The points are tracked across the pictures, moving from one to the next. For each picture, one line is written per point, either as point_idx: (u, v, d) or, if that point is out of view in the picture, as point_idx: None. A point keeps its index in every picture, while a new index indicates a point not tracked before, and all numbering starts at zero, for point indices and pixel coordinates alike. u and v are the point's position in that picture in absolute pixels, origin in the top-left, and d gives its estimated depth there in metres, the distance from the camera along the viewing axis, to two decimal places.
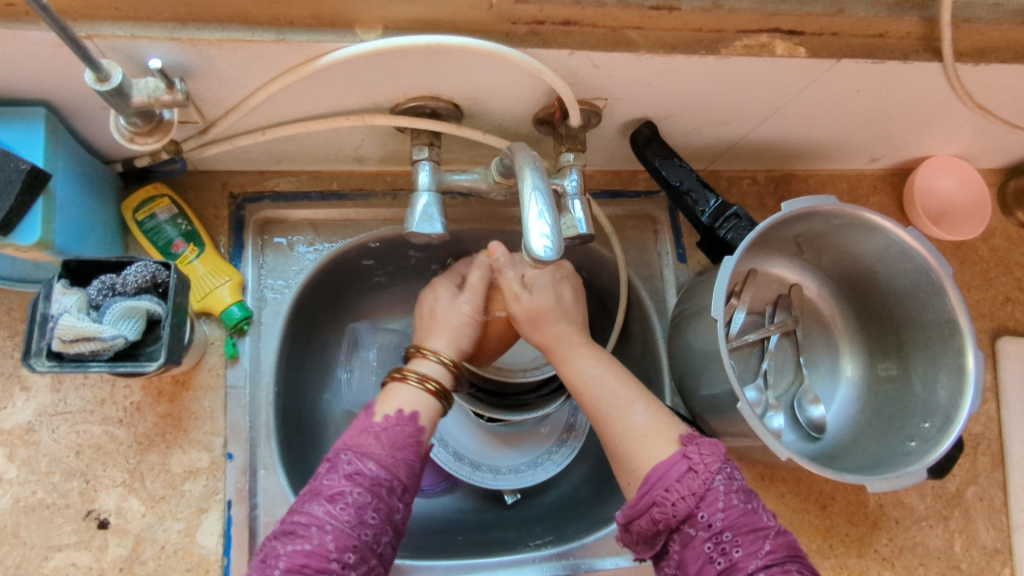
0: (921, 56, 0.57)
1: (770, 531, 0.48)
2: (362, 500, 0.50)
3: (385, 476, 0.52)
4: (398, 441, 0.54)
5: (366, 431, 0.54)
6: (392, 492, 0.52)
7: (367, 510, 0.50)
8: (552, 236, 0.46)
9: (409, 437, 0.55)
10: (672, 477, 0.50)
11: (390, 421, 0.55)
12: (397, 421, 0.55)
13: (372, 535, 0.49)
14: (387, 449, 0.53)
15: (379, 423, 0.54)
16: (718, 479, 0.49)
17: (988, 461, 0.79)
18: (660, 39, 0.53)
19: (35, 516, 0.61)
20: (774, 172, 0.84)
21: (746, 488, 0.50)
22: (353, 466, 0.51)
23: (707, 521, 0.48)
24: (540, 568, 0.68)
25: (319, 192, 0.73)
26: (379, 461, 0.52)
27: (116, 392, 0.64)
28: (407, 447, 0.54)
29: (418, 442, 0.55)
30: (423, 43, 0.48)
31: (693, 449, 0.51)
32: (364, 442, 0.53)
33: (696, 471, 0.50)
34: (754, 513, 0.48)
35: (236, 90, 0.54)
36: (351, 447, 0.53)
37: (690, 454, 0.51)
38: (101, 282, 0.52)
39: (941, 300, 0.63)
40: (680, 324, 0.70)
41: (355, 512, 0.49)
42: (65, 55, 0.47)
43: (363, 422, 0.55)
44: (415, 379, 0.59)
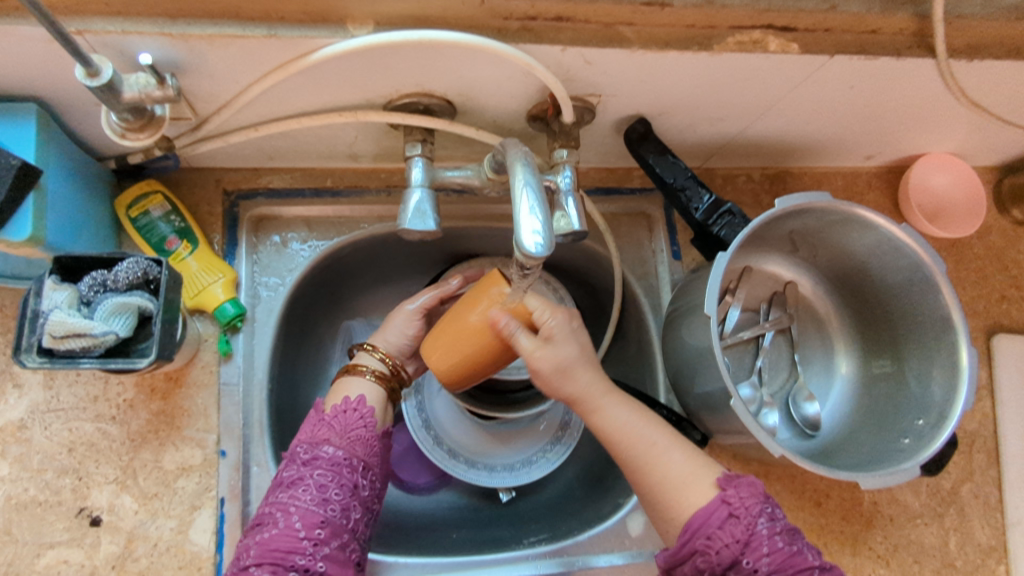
0: (914, 52, 0.57)
1: (815, 570, 0.48)
2: (322, 480, 0.52)
3: (343, 455, 0.54)
4: (350, 423, 0.56)
5: (319, 421, 0.56)
6: (353, 469, 0.54)
7: (329, 488, 0.52)
8: (543, 232, 0.46)
9: (362, 417, 0.56)
10: (714, 523, 0.49)
11: (339, 407, 0.57)
12: (346, 405, 0.57)
13: (339, 511, 0.52)
14: (340, 432, 0.55)
15: (329, 410, 0.57)
16: (761, 522, 0.49)
17: (983, 459, 0.79)
18: (653, 35, 0.53)
19: (27, 514, 0.61)
20: (769, 170, 0.84)
21: (788, 527, 0.50)
22: (310, 453, 0.54)
23: (752, 567, 0.47)
24: (535, 566, 0.68)
25: (313, 189, 0.73)
26: (335, 444, 0.54)
27: (109, 389, 0.64)
28: (361, 426, 0.56)
29: (372, 420, 0.57)
30: (414, 38, 0.48)
31: (732, 493, 0.50)
32: (318, 430, 0.55)
33: (738, 516, 0.49)
34: (800, 554, 0.48)
35: (228, 86, 0.54)
36: (306, 436, 0.55)
37: (733, 498, 0.50)
38: (92, 278, 0.52)
39: (934, 297, 0.63)
40: (675, 321, 0.70)
41: (317, 492, 0.51)
42: (55, 50, 0.47)
43: (315, 413, 0.57)
44: (366, 371, 0.62)
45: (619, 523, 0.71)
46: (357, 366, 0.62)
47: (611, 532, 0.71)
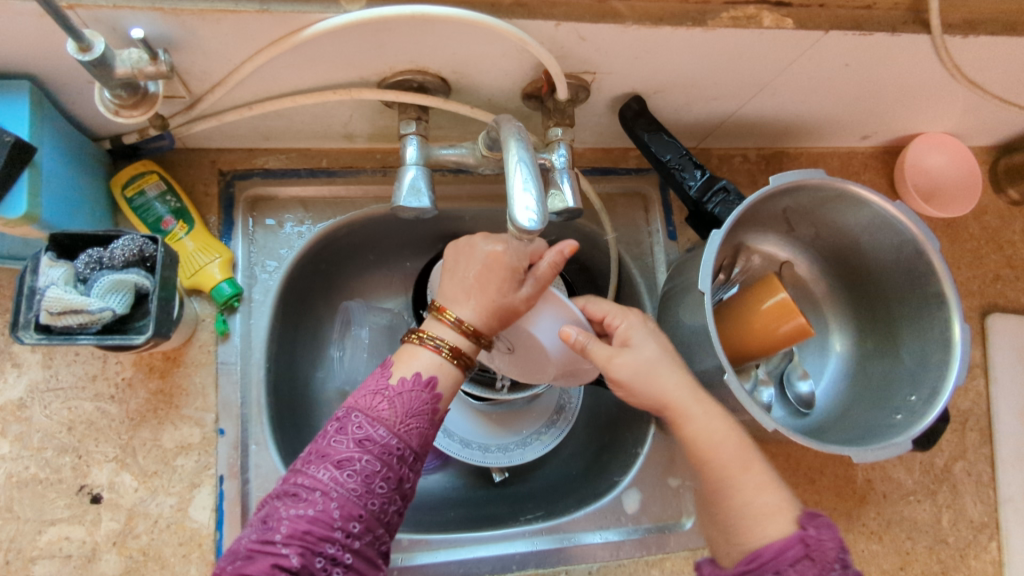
0: (908, 28, 0.57)
1: None
2: (370, 470, 0.47)
3: (397, 445, 0.49)
4: (411, 407, 0.50)
5: (380, 394, 0.50)
6: (403, 461, 0.49)
7: (375, 479, 0.47)
8: (537, 209, 0.46)
9: (425, 404, 0.51)
10: (784, 560, 0.45)
11: (407, 384, 0.51)
12: (414, 386, 0.51)
13: (378, 505, 0.47)
14: (398, 416, 0.50)
15: (395, 385, 0.51)
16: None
17: (976, 436, 0.80)
18: (647, 10, 0.53)
19: (28, 491, 0.61)
20: (765, 150, 0.84)
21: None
22: (364, 431, 0.48)
23: None
24: (530, 542, 0.69)
25: (309, 169, 0.73)
26: (391, 427, 0.49)
27: (108, 368, 0.65)
28: (423, 414, 0.51)
29: (435, 409, 0.51)
30: (407, 13, 0.47)
31: (812, 533, 0.46)
32: (377, 405, 0.50)
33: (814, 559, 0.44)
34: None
35: (221, 64, 0.54)
36: (362, 409, 0.50)
37: (807, 530, 0.46)
38: (88, 255, 0.53)
39: (927, 272, 0.64)
40: (669, 303, 0.70)
41: (362, 480, 0.47)
42: (47, 26, 0.46)
43: (377, 382, 0.51)
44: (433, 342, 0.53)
45: (614, 501, 0.72)
46: (427, 335, 0.54)
47: (606, 510, 0.72)
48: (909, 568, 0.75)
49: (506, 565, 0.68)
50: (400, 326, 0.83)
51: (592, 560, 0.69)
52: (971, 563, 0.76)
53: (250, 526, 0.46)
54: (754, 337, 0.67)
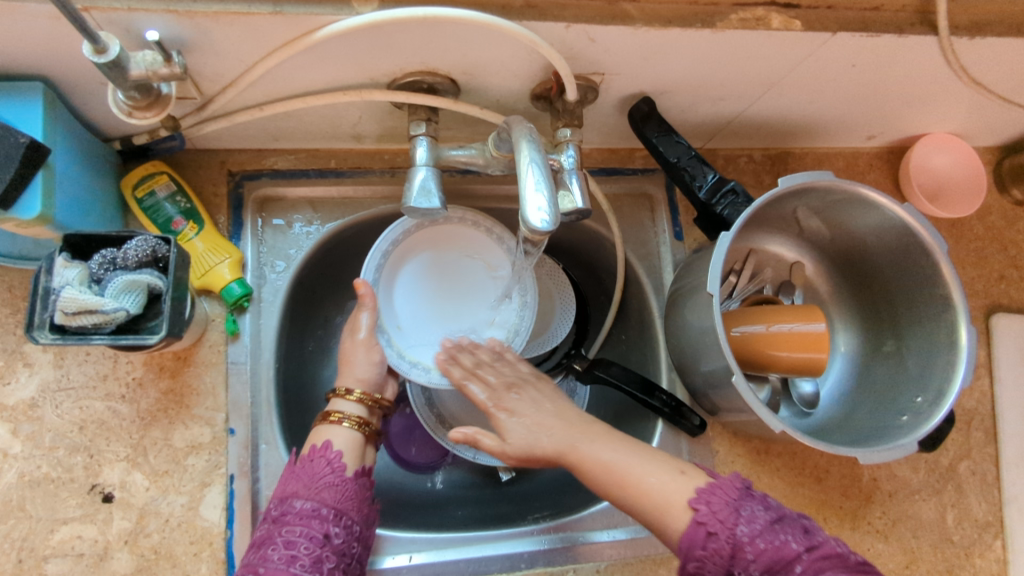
0: (916, 29, 0.58)
1: (803, 557, 0.48)
2: (290, 536, 0.53)
3: (311, 507, 0.55)
4: (316, 474, 0.57)
5: (290, 474, 0.58)
6: (322, 520, 0.55)
7: (298, 544, 0.53)
8: (548, 210, 0.47)
9: (327, 467, 0.58)
10: (698, 548, 0.50)
11: (307, 457, 0.59)
12: (313, 453, 0.59)
13: (308, 564, 0.52)
14: (308, 486, 0.57)
15: (298, 461, 0.59)
16: (739, 530, 0.50)
17: (981, 436, 0.80)
18: (656, 12, 0.54)
19: (41, 490, 0.61)
20: (771, 150, 0.84)
21: (769, 521, 0.50)
22: (280, 509, 0.55)
23: (745, 573, 0.49)
24: (536, 541, 0.70)
25: (317, 170, 0.73)
26: (304, 496, 0.56)
27: (118, 367, 0.65)
28: (329, 474, 0.58)
29: (340, 467, 0.58)
30: (420, 15, 0.48)
31: (704, 511, 0.51)
32: (288, 484, 0.57)
33: (716, 533, 0.50)
34: (784, 546, 0.49)
35: (234, 65, 0.54)
36: (278, 493, 0.57)
37: (702, 512, 0.51)
38: (102, 256, 0.53)
39: (934, 275, 0.64)
40: (675, 303, 0.71)
41: (285, 549, 0.52)
42: (62, 28, 0.47)
43: (287, 469, 0.59)
44: (342, 418, 0.62)
45: None
46: (336, 414, 0.62)
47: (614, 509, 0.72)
48: (915, 567, 0.75)
49: (514, 564, 0.68)
50: None
51: (599, 558, 0.69)
52: (976, 561, 0.76)
53: None
54: (753, 361, 0.68)
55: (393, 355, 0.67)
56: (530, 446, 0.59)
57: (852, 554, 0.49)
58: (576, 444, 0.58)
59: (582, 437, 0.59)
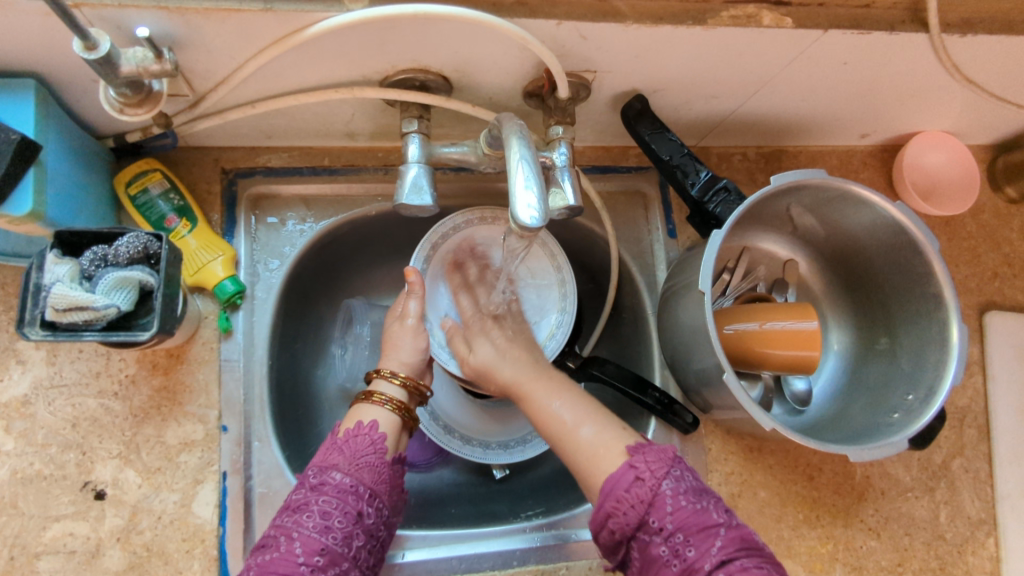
0: (907, 27, 0.58)
1: (721, 528, 0.47)
2: (326, 508, 0.51)
3: (349, 482, 0.53)
4: (359, 450, 0.55)
5: (332, 447, 0.56)
6: (359, 497, 0.53)
7: (333, 516, 0.51)
8: (539, 206, 0.47)
9: (370, 444, 0.56)
10: (621, 488, 0.48)
11: (352, 431, 0.57)
12: (357, 430, 0.57)
13: (340, 539, 0.50)
14: (349, 459, 0.55)
15: (342, 434, 0.57)
16: (666, 483, 0.48)
17: (973, 433, 0.80)
18: (647, 9, 0.54)
19: (33, 487, 0.62)
20: (764, 148, 0.85)
21: (696, 487, 0.49)
22: (318, 478, 0.53)
23: (659, 526, 0.47)
24: (530, 538, 0.70)
25: (310, 168, 0.73)
26: (344, 470, 0.54)
27: (111, 364, 0.65)
28: (371, 452, 0.56)
29: (383, 447, 0.57)
30: (410, 12, 0.48)
31: (639, 458, 0.50)
32: (330, 455, 0.55)
33: (644, 479, 0.48)
34: (704, 512, 0.47)
35: (226, 62, 0.54)
36: (317, 461, 0.55)
37: (638, 462, 0.49)
38: (93, 253, 0.53)
39: (926, 273, 0.64)
40: (668, 301, 0.71)
41: (321, 519, 0.50)
42: (53, 24, 0.47)
43: (330, 438, 0.57)
44: (384, 400, 0.60)
45: None
46: (376, 395, 0.61)
47: None
48: (907, 564, 0.75)
49: (507, 561, 0.68)
50: None
51: (592, 555, 0.70)
52: (969, 559, 0.77)
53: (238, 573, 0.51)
54: (745, 357, 0.68)
55: (434, 344, 0.69)
56: (491, 372, 0.63)
57: (767, 549, 0.47)
58: (522, 379, 0.61)
59: (534, 374, 0.61)
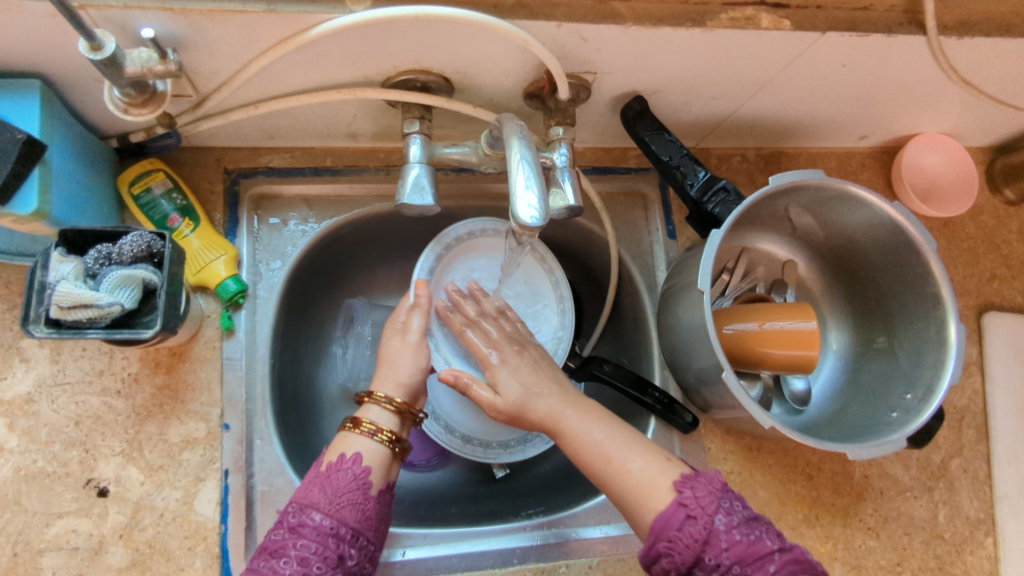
0: (904, 29, 0.58)
1: (775, 555, 0.49)
2: (305, 552, 0.51)
3: (330, 524, 0.53)
4: (339, 488, 0.55)
5: (313, 482, 0.56)
6: (339, 539, 0.53)
7: (312, 561, 0.51)
8: (539, 206, 0.47)
9: (351, 482, 0.56)
10: (673, 527, 0.50)
11: (332, 467, 0.57)
12: (339, 464, 0.57)
13: None
14: (329, 498, 0.55)
15: (323, 470, 0.57)
16: (718, 519, 0.50)
17: (972, 434, 0.81)
18: (646, 11, 0.54)
19: (36, 484, 0.62)
20: (764, 150, 0.85)
21: (745, 518, 0.51)
22: (297, 518, 0.53)
23: (716, 563, 0.49)
24: (530, 537, 0.70)
25: (313, 168, 0.74)
26: (324, 512, 0.54)
27: (114, 363, 0.65)
28: (353, 489, 0.56)
29: (365, 483, 0.56)
30: (412, 14, 0.48)
31: (688, 494, 0.52)
32: (311, 493, 0.55)
33: (695, 516, 0.50)
34: (758, 542, 0.49)
35: (229, 63, 0.55)
36: (298, 498, 0.55)
37: (688, 500, 0.51)
38: (97, 251, 0.54)
39: (924, 273, 0.65)
40: (668, 300, 0.71)
41: (299, 565, 0.50)
42: (59, 26, 0.47)
43: (312, 474, 0.57)
44: (372, 430, 0.60)
45: None
46: (362, 424, 0.60)
47: (606, 505, 0.72)
48: (906, 564, 0.75)
49: (507, 559, 0.69)
50: None
51: (592, 554, 0.70)
52: (967, 558, 0.77)
53: None
54: (745, 357, 0.69)
55: (441, 361, 0.68)
56: (523, 408, 0.61)
57: (815, 564, 0.50)
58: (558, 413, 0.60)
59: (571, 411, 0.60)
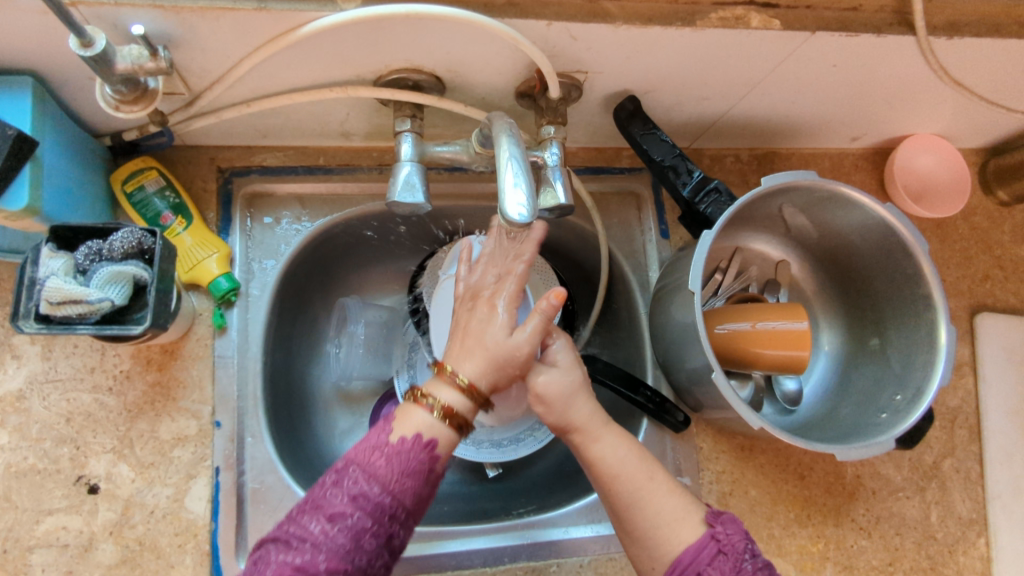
0: (894, 29, 0.59)
1: None
2: (359, 526, 0.45)
3: (390, 503, 0.47)
4: (408, 465, 0.48)
5: (378, 446, 0.49)
6: (394, 520, 0.47)
7: (363, 536, 0.45)
8: (528, 204, 0.48)
9: (421, 464, 0.49)
10: (702, 562, 0.49)
11: (407, 442, 0.49)
12: (414, 441, 0.49)
13: (366, 562, 0.45)
14: (394, 472, 0.48)
15: (394, 441, 0.49)
16: (748, 559, 0.49)
17: (964, 434, 0.81)
18: (636, 10, 0.55)
19: (27, 481, 0.62)
20: (757, 150, 0.85)
21: (768, 564, 0.51)
22: (357, 484, 0.46)
23: None
24: (521, 536, 0.70)
25: (306, 167, 0.74)
26: (385, 485, 0.47)
27: (106, 360, 0.66)
28: (421, 471, 0.48)
29: (433, 468, 0.49)
30: (402, 11, 0.49)
31: (721, 530, 0.51)
32: (375, 458, 0.48)
33: (726, 553, 0.49)
34: None
35: (220, 61, 0.55)
36: (360, 460, 0.48)
37: (719, 536, 0.50)
38: (88, 247, 0.54)
39: (915, 273, 0.65)
40: (660, 300, 0.71)
41: (350, 537, 0.45)
42: (50, 22, 0.48)
43: (377, 436, 0.49)
44: (433, 406, 0.51)
45: None
46: (427, 396, 0.51)
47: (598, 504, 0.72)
48: (897, 564, 0.75)
49: (497, 558, 0.69)
50: (394, 324, 0.85)
51: (583, 553, 0.70)
52: (960, 559, 0.77)
53: (244, 568, 0.46)
54: (736, 357, 0.69)
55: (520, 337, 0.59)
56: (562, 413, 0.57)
57: None
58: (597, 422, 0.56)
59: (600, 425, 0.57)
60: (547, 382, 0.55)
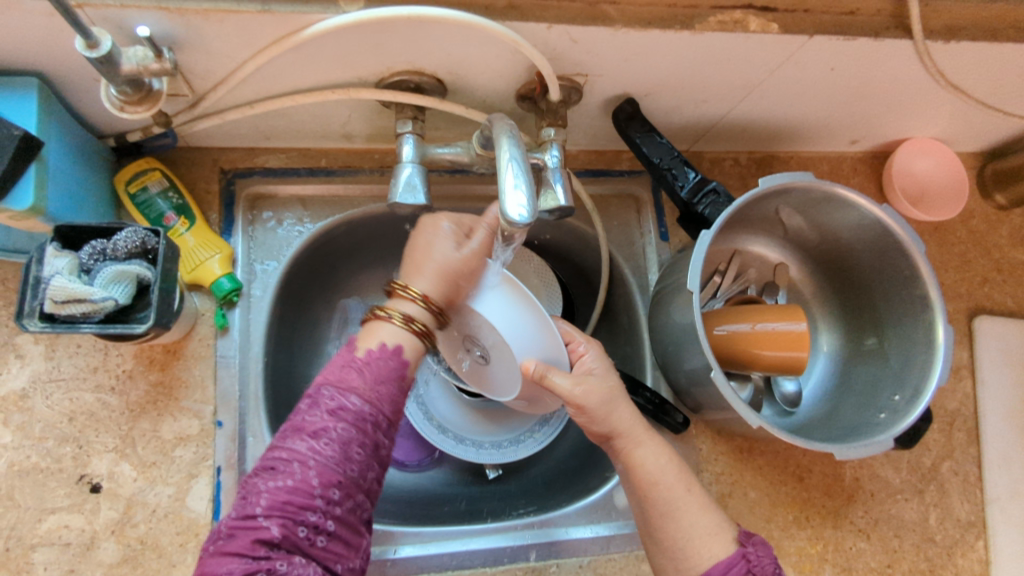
0: (891, 33, 0.59)
1: None
2: (345, 437, 0.47)
3: (370, 411, 0.49)
4: (380, 373, 0.51)
5: (349, 366, 0.51)
6: (376, 427, 0.50)
7: (351, 446, 0.47)
8: (529, 205, 0.47)
9: (392, 372, 0.52)
10: None
11: (374, 354, 0.52)
12: (381, 352, 0.52)
13: (358, 470, 0.47)
14: (369, 382, 0.51)
15: (362, 355, 0.52)
16: None
17: (963, 437, 0.81)
18: (636, 14, 0.55)
19: (29, 480, 0.62)
20: (756, 153, 0.86)
21: None
22: (335, 400, 0.49)
23: None
24: (521, 536, 0.70)
25: (308, 168, 0.75)
26: (362, 396, 0.50)
27: (109, 360, 0.66)
28: (392, 380, 0.52)
29: (404, 376, 0.53)
30: (404, 14, 0.49)
31: (752, 550, 0.53)
32: (348, 375, 0.51)
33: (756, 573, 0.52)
34: None
35: (224, 63, 0.55)
36: (334, 381, 0.50)
37: (750, 556, 0.53)
38: (92, 246, 0.54)
39: (912, 273, 0.65)
40: (659, 302, 0.72)
41: (339, 448, 0.47)
42: (57, 24, 0.48)
43: (345, 356, 0.52)
44: (394, 317, 0.55)
45: (607, 495, 0.73)
46: (387, 311, 0.55)
47: (598, 505, 0.73)
48: (896, 566, 0.76)
49: (497, 558, 0.69)
50: None
51: (582, 553, 0.71)
52: (958, 561, 0.77)
53: (232, 504, 0.45)
54: (735, 359, 0.69)
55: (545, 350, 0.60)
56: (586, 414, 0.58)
57: None
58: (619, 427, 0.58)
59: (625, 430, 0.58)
60: (586, 393, 0.57)
